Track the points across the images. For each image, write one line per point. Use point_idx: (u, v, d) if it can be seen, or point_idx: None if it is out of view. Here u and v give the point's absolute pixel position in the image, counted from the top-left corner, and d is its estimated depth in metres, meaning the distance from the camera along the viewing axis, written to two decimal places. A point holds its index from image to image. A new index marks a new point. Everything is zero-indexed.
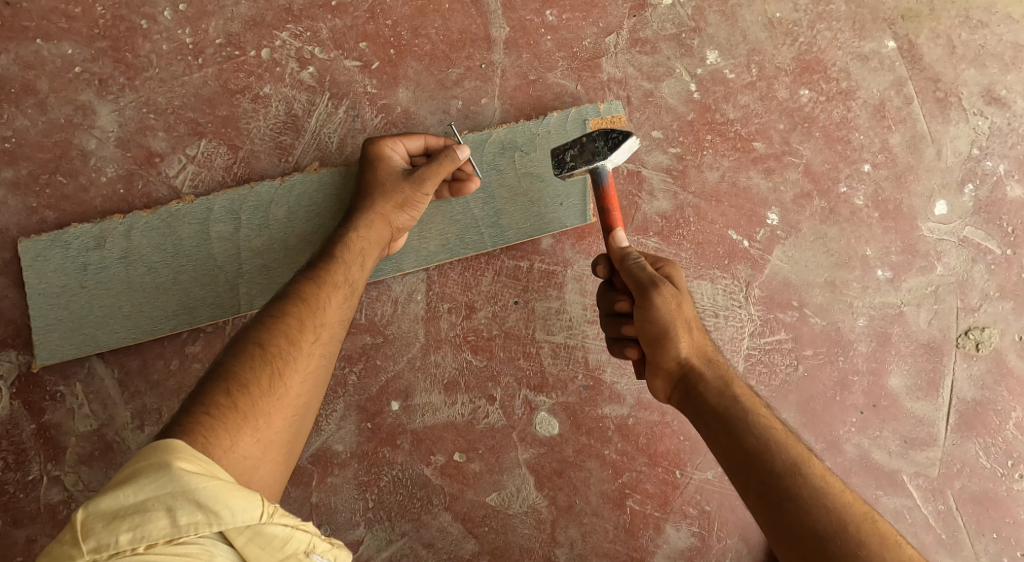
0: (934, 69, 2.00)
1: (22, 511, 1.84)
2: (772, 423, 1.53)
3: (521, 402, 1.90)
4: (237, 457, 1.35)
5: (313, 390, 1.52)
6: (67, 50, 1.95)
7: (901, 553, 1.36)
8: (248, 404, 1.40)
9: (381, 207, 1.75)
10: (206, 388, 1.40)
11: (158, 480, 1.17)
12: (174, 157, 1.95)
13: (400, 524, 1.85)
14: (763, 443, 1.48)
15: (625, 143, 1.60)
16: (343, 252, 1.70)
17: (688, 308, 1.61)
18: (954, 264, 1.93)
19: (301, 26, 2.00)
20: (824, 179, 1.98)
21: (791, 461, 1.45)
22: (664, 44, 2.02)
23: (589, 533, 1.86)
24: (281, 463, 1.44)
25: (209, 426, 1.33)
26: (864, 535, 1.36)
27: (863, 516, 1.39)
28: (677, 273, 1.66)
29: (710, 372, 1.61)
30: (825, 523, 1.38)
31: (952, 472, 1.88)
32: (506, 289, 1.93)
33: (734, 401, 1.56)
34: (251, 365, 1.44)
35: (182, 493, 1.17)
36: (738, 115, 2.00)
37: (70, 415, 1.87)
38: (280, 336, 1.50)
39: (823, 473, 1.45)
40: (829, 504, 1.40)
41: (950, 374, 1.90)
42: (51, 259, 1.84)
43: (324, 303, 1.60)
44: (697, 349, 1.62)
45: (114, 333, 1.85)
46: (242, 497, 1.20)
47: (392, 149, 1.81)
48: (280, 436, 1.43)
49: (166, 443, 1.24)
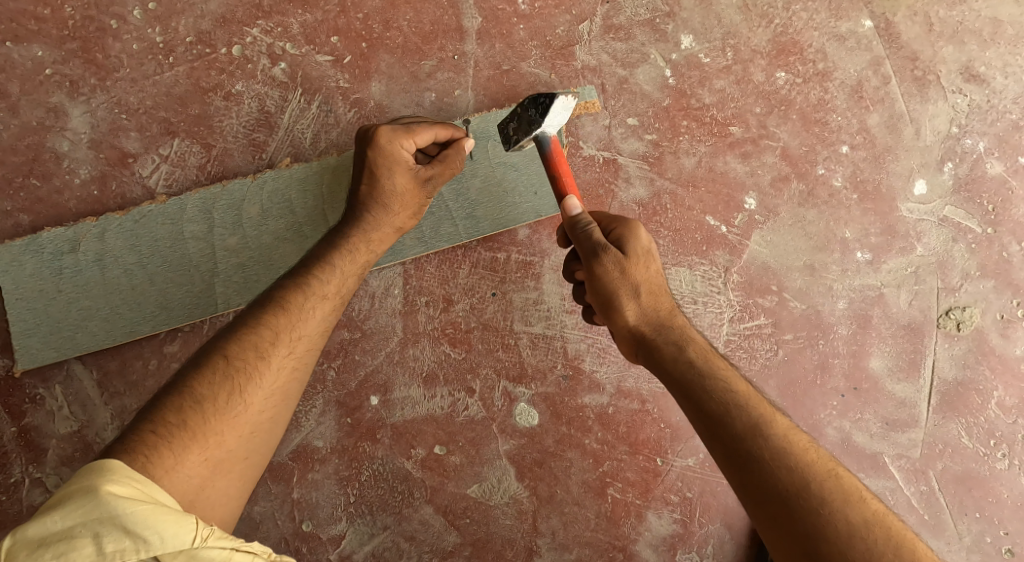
0: (911, 48, 1.97)
1: (4, 513, 1.86)
2: (733, 385, 1.53)
3: (500, 394, 1.90)
4: (180, 476, 1.38)
5: (280, 402, 1.53)
6: (38, 53, 1.95)
7: (864, 509, 1.38)
8: (199, 424, 1.42)
9: (390, 216, 1.73)
10: (161, 402, 1.45)
11: (85, 507, 1.24)
12: (147, 157, 1.95)
13: (381, 518, 1.85)
14: (723, 406, 1.49)
15: (552, 104, 1.56)
16: (336, 261, 1.69)
17: (635, 273, 1.58)
18: (934, 244, 1.91)
19: (272, 22, 2.00)
20: (802, 162, 1.96)
21: (751, 423, 1.47)
22: (638, 30, 2.00)
23: (570, 522, 1.86)
24: (237, 478, 1.46)
25: (152, 445, 1.38)
26: (827, 491, 1.40)
27: (827, 473, 1.42)
28: (630, 234, 1.61)
29: (661, 338, 1.60)
30: (786, 483, 1.40)
31: (935, 453, 1.86)
32: (483, 281, 1.93)
33: (690, 368, 1.55)
34: (212, 381, 1.47)
35: (108, 520, 1.23)
36: (714, 100, 1.98)
37: (51, 417, 1.89)
38: (246, 350, 1.51)
39: (786, 433, 1.47)
40: (791, 462, 1.42)
41: (931, 355, 1.89)
42: (27, 264, 1.86)
43: (308, 313, 1.60)
44: (648, 314, 1.61)
45: (93, 335, 1.86)
46: (171, 522, 1.26)
47: (407, 148, 1.71)
48: (233, 453, 1.45)
49: (99, 466, 1.31)
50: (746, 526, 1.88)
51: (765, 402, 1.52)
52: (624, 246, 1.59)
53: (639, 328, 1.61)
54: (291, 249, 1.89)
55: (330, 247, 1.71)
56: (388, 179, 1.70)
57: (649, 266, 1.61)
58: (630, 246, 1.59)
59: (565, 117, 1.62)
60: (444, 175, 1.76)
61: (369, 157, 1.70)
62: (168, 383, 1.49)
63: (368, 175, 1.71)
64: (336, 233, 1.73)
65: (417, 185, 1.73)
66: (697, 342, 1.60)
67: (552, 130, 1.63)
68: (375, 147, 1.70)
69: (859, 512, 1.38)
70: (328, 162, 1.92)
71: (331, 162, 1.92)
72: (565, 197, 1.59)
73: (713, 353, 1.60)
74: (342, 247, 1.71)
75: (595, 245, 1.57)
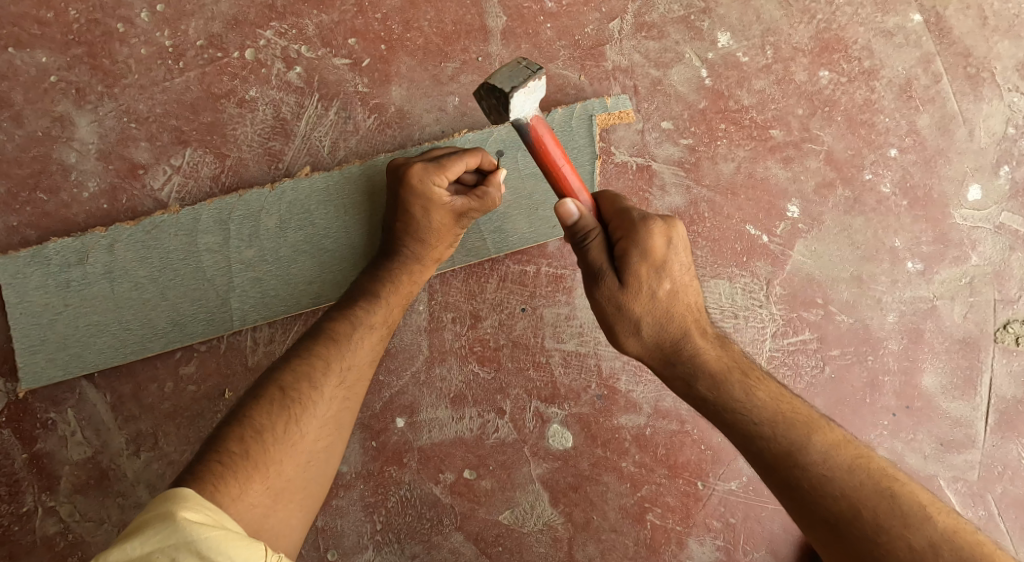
0: (964, 43, 1.86)
1: (18, 543, 1.79)
2: (762, 408, 1.41)
3: (532, 414, 1.81)
4: (245, 505, 1.34)
5: (334, 432, 1.50)
6: (41, 59, 1.85)
7: (930, 530, 1.29)
8: (262, 453, 1.39)
9: (428, 250, 1.70)
10: (222, 433, 1.41)
11: (162, 532, 1.18)
12: (158, 168, 1.86)
13: (410, 546, 1.78)
14: (750, 435, 1.40)
15: (509, 102, 1.32)
16: (382, 289, 1.67)
17: (634, 306, 1.46)
18: (990, 253, 1.82)
19: (286, 24, 1.89)
20: (848, 167, 1.85)
21: (785, 451, 1.37)
22: (672, 27, 1.89)
23: (608, 550, 1.79)
24: (298, 508, 1.42)
25: (219, 474, 1.34)
26: (883, 517, 1.30)
27: (881, 496, 1.32)
28: (633, 247, 1.43)
29: (670, 371, 1.48)
30: (834, 514, 1.33)
31: (993, 476, 1.79)
32: (512, 295, 1.83)
33: (710, 405, 1.44)
34: (270, 410, 1.44)
35: (185, 544, 1.18)
36: (754, 101, 1.87)
37: (63, 443, 1.80)
38: (301, 378, 1.49)
39: (828, 455, 1.36)
40: (838, 492, 1.33)
41: (988, 371, 1.81)
42: (32, 276, 1.76)
43: (357, 343, 1.58)
44: (653, 344, 1.49)
45: (102, 352, 1.78)
46: (244, 547, 1.20)
47: (441, 185, 1.65)
48: (293, 481, 1.42)
49: (174, 492, 1.26)
50: (792, 551, 1.80)
51: (801, 420, 1.40)
52: (625, 269, 1.44)
53: (650, 357, 1.50)
54: (310, 263, 1.80)
55: (374, 277, 1.68)
56: (422, 217, 1.67)
57: (658, 288, 1.46)
58: (629, 270, 1.44)
59: (534, 102, 1.36)
60: (482, 210, 1.70)
61: (401, 196, 1.66)
62: (225, 417, 1.46)
63: (401, 214, 1.68)
64: (377, 264, 1.71)
65: (453, 221, 1.69)
66: (717, 367, 1.45)
67: (527, 114, 1.36)
68: (407, 187, 1.65)
69: (924, 536, 1.28)
70: (350, 171, 1.82)
71: (353, 171, 1.82)
72: (559, 200, 1.43)
73: (740, 369, 1.46)
74: (386, 276, 1.68)
75: (592, 267, 1.47)
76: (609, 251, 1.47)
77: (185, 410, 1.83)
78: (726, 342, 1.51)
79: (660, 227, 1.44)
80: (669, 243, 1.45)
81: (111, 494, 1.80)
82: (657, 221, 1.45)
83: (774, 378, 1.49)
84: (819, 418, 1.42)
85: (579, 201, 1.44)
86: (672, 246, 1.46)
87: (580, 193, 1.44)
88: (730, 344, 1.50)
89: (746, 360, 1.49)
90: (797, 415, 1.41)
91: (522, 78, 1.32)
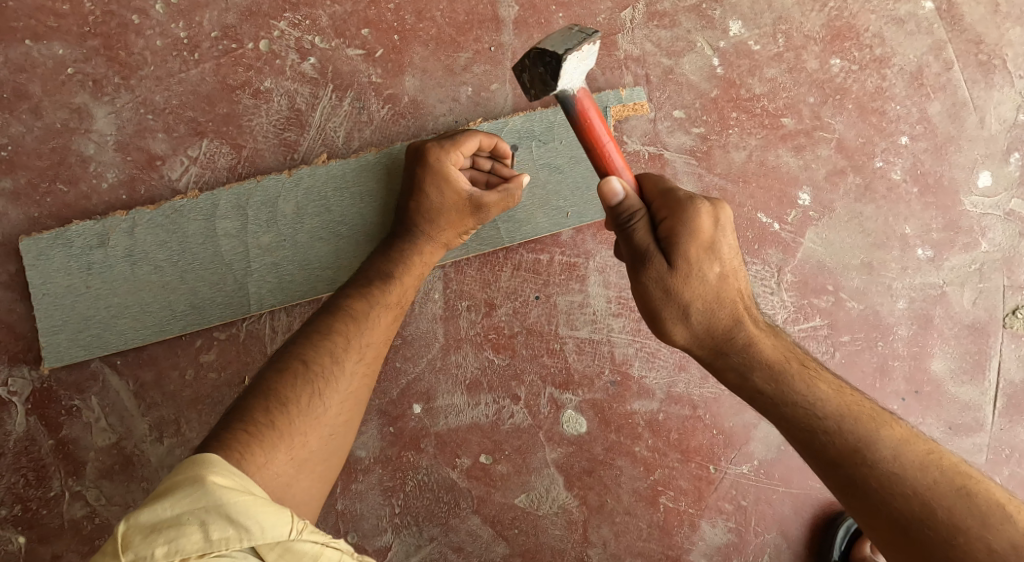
0: (975, 30, 1.87)
1: (46, 527, 1.83)
2: (822, 401, 1.40)
3: (546, 400, 1.84)
4: (271, 474, 1.37)
5: (352, 409, 1.53)
6: (59, 51, 1.87)
7: (1012, 532, 1.26)
8: (287, 423, 1.42)
9: (440, 232, 1.73)
10: (247, 404, 1.44)
11: (193, 494, 1.21)
12: (176, 159, 1.88)
13: (428, 529, 1.82)
14: (811, 431, 1.39)
15: (561, 65, 1.28)
16: (397, 268, 1.69)
17: (684, 288, 1.43)
18: (999, 240, 1.85)
19: (300, 15, 1.91)
20: (859, 155, 1.87)
21: (851, 447, 1.36)
22: (684, 16, 1.90)
23: (622, 532, 1.83)
24: (318, 479, 1.46)
25: (245, 442, 1.36)
26: (958, 516, 1.29)
27: (956, 496, 1.30)
28: (682, 228, 1.42)
29: (721, 363, 1.48)
30: (904, 513, 1.31)
31: (1000, 458, 1.83)
32: (526, 283, 1.86)
33: (769, 397, 1.43)
34: (293, 382, 1.46)
35: (213, 507, 1.20)
36: (765, 90, 1.88)
37: (88, 429, 1.84)
38: (323, 352, 1.52)
39: (897, 452, 1.35)
40: (909, 490, 1.32)
41: (997, 356, 1.84)
42: (54, 258, 1.79)
43: (374, 322, 1.61)
44: (702, 332, 1.47)
45: (122, 334, 1.81)
46: (271, 511, 1.21)
47: (456, 168, 1.71)
48: (316, 452, 1.45)
49: (203, 458, 1.29)
50: (802, 533, 1.84)
51: (865, 413, 1.39)
52: (673, 249, 1.42)
53: (698, 348, 1.49)
54: (326, 249, 1.83)
55: (389, 257, 1.71)
56: (437, 197, 1.70)
57: (708, 270, 1.44)
58: (679, 250, 1.42)
59: (586, 69, 1.33)
60: (500, 207, 1.74)
61: (419, 173, 1.71)
62: (248, 388, 1.48)
63: (417, 193, 1.71)
64: (391, 244, 1.73)
65: (467, 208, 1.72)
66: (772, 359, 1.44)
67: (575, 86, 1.33)
68: (425, 165, 1.70)
69: (1005, 538, 1.26)
70: (366, 160, 1.84)
71: (370, 159, 1.84)
72: (603, 178, 1.40)
73: (794, 361, 1.45)
74: (400, 256, 1.71)
75: (639, 250, 1.45)
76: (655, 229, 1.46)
77: (206, 397, 1.87)
78: (778, 333, 1.50)
79: (709, 208, 1.43)
80: (718, 227, 1.44)
81: (135, 479, 1.85)
82: (705, 202, 1.43)
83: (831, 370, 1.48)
84: (883, 411, 1.41)
85: (623, 179, 1.41)
86: (722, 226, 1.44)
87: (625, 173, 1.41)
88: (782, 333, 1.50)
89: (802, 351, 1.48)
90: (862, 408, 1.40)
91: (575, 41, 1.28)
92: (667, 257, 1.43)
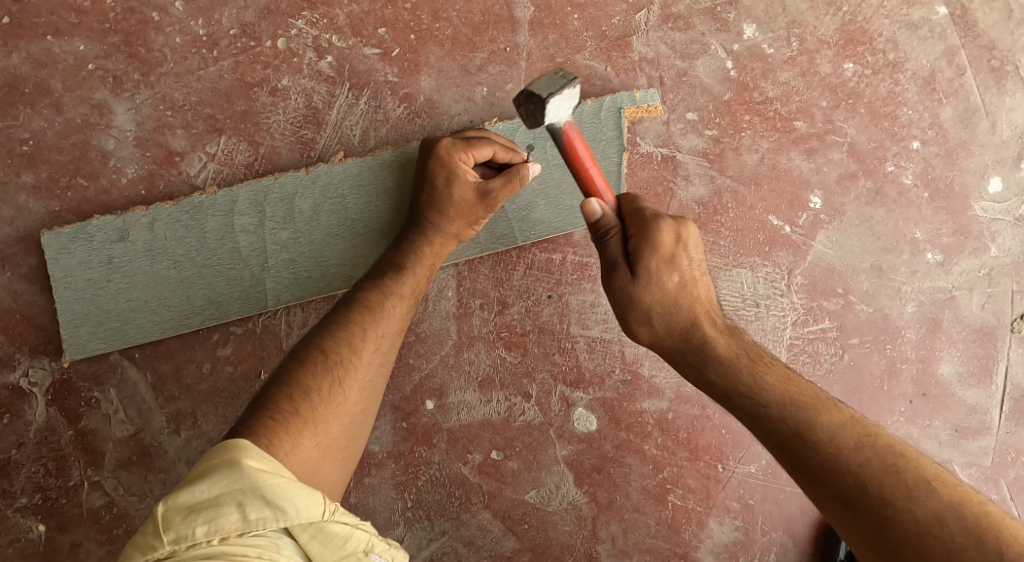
0: (988, 36, 1.88)
1: (66, 515, 1.87)
2: (768, 392, 1.44)
3: (557, 398, 1.87)
4: (297, 460, 1.39)
5: (369, 399, 1.56)
6: (80, 47, 1.89)
7: (936, 503, 1.25)
8: (310, 412, 1.44)
9: (451, 224, 1.74)
10: (270, 393, 1.46)
11: (230, 476, 1.23)
12: (194, 156, 1.90)
13: (440, 523, 1.85)
14: (759, 417, 1.42)
15: (545, 106, 1.36)
16: (411, 260, 1.72)
17: (644, 294, 1.50)
18: (1009, 245, 1.86)
19: (317, 13, 1.93)
20: (870, 159, 1.89)
21: (791, 430, 1.38)
22: (698, 19, 1.91)
23: (630, 529, 1.86)
24: (340, 467, 1.49)
25: (272, 430, 1.39)
26: (889, 490, 1.28)
27: (885, 472, 1.30)
28: (644, 240, 1.48)
29: (681, 360, 1.53)
30: (843, 489, 1.31)
31: (1006, 461, 1.85)
32: (539, 283, 1.88)
33: (718, 390, 1.48)
34: (315, 372, 1.49)
35: (251, 489, 1.22)
36: (778, 93, 1.90)
37: (107, 420, 1.87)
38: (342, 343, 1.54)
39: (833, 434, 1.36)
40: (844, 467, 1.32)
41: (1004, 360, 1.86)
42: (76, 252, 1.82)
43: (389, 312, 1.63)
44: (661, 332, 1.54)
45: (141, 328, 1.84)
46: (305, 494, 1.25)
47: (466, 162, 1.72)
48: (337, 441, 1.48)
49: (237, 443, 1.31)
50: (808, 533, 1.87)
51: (808, 402, 1.41)
52: (636, 258, 1.49)
53: (662, 347, 1.55)
54: (344, 246, 1.85)
55: (402, 250, 1.73)
56: (449, 190, 1.72)
57: (669, 279, 1.50)
58: (640, 260, 1.49)
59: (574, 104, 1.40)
60: (506, 191, 1.73)
61: (430, 168, 1.73)
62: (269, 379, 1.51)
63: (429, 186, 1.73)
64: (404, 237, 1.75)
65: (477, 199, 1.73)
66: (725, 355, 1.49)
67: (562, 118, 1.41)
68: (436, 159, 1.72)
69: (930, 508, 1.25)
70: (383, 157, 1.86)
71: (386, 157, 1.86)
72: (585, 201, 1.48)
73: (746, 356, 1.50)
74: (414, 247, 1.73)
75: (609, 259, 1.53)
76: (624, 241, 1.52)
77: (223, 390, 1.90)
78: (736, 332, 1.54)
79: (671, 225, 1.50)
80: (679, 240, 1.50)
81: (153, 470, 1.88)
82: (668, 220, 1.50)
83: (784, 364, 1.52)
84: (827, 399, 1.43)
85: (603, 200, 1.48)
86: (682, 239, 1.51)
87: (606, 195, 1.49)
88: (740, 332, 1.54)
89: (756, 347, 1.52)
90: (804, 397, 1.43)
91: (559, 85, 1.36)
92: (630, 266, 1.51)
